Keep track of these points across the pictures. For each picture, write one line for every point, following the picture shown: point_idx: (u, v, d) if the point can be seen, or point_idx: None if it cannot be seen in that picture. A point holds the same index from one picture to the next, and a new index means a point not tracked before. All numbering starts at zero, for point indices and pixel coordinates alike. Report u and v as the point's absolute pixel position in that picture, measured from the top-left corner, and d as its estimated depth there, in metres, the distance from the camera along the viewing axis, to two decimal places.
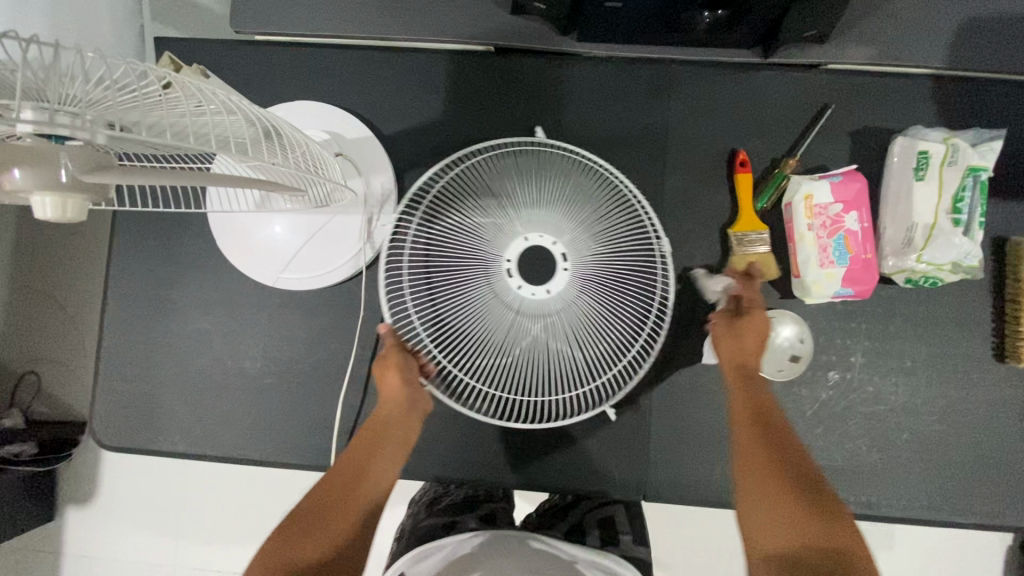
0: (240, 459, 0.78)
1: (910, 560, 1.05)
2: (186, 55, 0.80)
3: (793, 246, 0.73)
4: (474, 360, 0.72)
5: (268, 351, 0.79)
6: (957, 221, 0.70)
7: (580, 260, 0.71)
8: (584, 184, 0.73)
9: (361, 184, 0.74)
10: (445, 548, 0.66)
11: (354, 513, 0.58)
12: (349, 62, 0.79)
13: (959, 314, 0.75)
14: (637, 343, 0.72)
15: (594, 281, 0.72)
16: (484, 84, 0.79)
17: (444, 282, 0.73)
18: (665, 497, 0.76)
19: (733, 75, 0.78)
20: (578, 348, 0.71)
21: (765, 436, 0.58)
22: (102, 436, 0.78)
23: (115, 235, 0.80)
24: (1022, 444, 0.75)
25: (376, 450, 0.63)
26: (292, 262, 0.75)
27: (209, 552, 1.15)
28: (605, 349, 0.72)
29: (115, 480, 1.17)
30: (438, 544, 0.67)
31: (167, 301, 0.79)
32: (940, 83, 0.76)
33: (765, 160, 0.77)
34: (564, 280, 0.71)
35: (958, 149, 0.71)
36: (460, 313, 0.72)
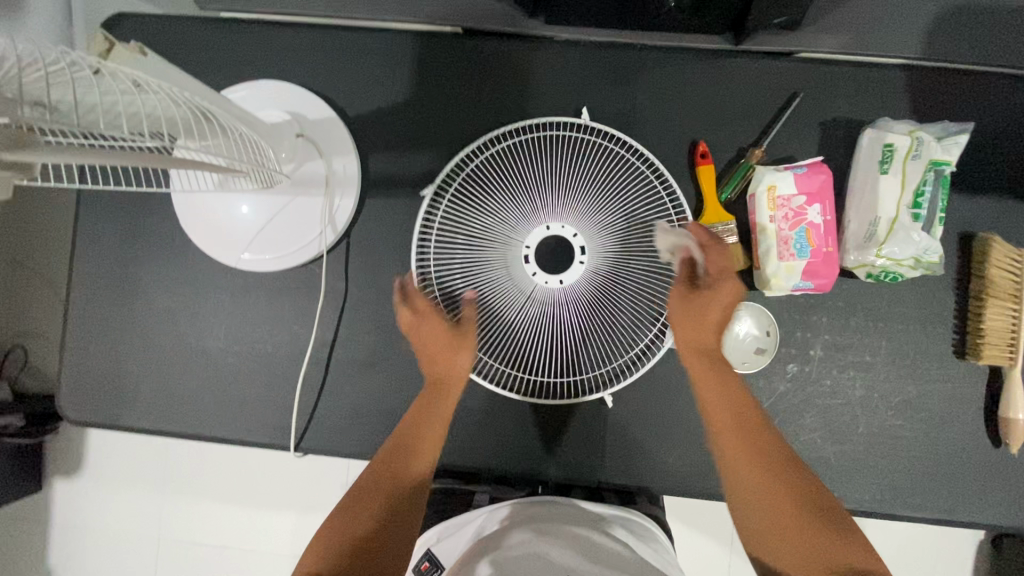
0: (203, 437, 0.79)
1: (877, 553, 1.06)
2: (154, 32, 0.79)
3: (755, 237, 0.73)
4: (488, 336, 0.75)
5: (232, 331, 0.79)
6: (917, 216, 0.69)
7: (604, 249, 0.73)
8: (616, 174, 0.75)
9: (323, 166, 0.74)
10: (475, 522, 0.74)
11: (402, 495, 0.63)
12: (314, 41, 0.78)
13: (920, 309, 0.75)
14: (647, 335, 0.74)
15: (614, 271, 0.73)
16: (450, 67, 0.78)
17: (468, 258, 0.74)
18: (620, 483, 0.77)
19: (702, 61, 0.76)
20: (588, 333, 0.74)
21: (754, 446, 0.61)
22: (71, 411, 0.80)
23: (82, 213, 0.80)
24: (979, 441, 0.75)
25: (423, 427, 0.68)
26: (255, 244, 0.74)
27: (187, 525, 1.17)
28: (614, 337, 0.74)
29: (98, 454, 1.20)
30: (468, 516, 0.76)
31: (134, 280, 0.80)
32: (914, 74, 0.75)
33: (731, 149, 0.76)
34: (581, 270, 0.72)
35: (923, 143, 0.70)
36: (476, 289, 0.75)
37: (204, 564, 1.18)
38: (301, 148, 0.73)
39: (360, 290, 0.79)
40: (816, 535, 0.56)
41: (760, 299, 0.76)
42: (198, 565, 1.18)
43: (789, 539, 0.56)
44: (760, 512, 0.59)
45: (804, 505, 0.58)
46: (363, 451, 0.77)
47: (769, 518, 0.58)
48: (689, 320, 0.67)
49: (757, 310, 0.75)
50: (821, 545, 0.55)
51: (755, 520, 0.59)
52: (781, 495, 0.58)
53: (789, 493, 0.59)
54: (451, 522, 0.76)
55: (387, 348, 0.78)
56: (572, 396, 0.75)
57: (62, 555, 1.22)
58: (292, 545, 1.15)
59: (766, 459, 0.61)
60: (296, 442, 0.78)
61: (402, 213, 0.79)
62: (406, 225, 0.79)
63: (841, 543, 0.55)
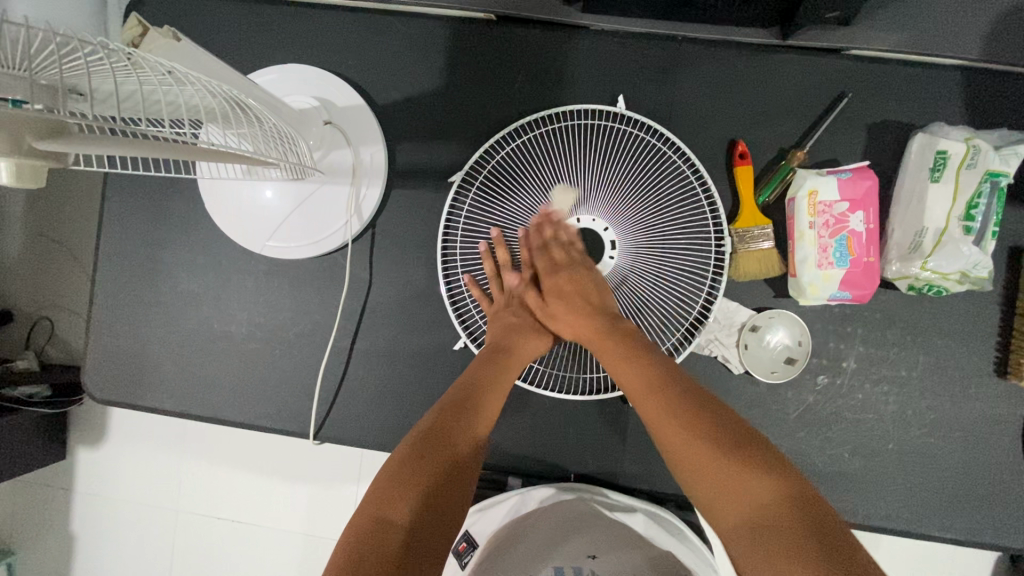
0: (223, 420, 0.80)
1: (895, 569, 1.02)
2: (183, 11, 0.78)
3: (792, 245, 0.70)
4: None
5: (254, 317, 0.79)
6: (969, 229, 0.66)
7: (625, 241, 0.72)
8: (654, 168, 0.72)
9: (351, 155, 0.73)
10: (505, 505, 0.74)
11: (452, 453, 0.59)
12: (346, 25, 0.77)
13: (962, 323, 0.72)
14: (674, 336, 0.72)
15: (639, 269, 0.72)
16: (482, 55, 0.76)
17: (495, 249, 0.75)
18: (639, 487, 0.76)
19: (746, 56, 0.73)
20: None
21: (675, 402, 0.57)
22: (96, 390, 0.81)
23: (109, 194, 0.80)
24: (1015, 463, 0.72)
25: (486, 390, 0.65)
26: (279, 230, 0.74)
27: (204, 501, 1.20)
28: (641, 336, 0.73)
29: (120, 428, 1.22)
30: (496, 500, 0.74)
31: (158, 262, 0.80)
32: (973, 77, 0.71)
33: (771, 151, 0.73)
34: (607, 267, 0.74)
35: (979, 151, 0.65)
36: None
37: (221, 540, 1.20)
38: (329, 135, 0.71)
39: (383, 282, 0.78)
40: (733, 472, 0.51)
41: (793, 307, 0.74)
42: (214, 539, 1.20)
43: (700, 475, 0.53)
44: (670, 449, 0.56)
45: (724, 441, 0.54)
46: (382, 442, 0.77)
47: (686, 465, 0.54)
48: (555, 304, 0.71)
49: (792, 322, 0.73)
50: (747, 486, 0.50)
51: (675, 456, 0.55)
52: (685, 425, 0.56)
53: (694, 429, 0.55)
54: (480, 504, 0.74)
55: (408, 342, 0.77)
56: (592, 393, 0.74)
57: (84, 522, 1.25)
58: (306, 526, 1.17)
59: (660, 399, 0.58)
60: (314, 432, 0.78)
61: (429, 203, 0.77)
62: (431, 217, 0.77)
63: (761, 478, 0.51)
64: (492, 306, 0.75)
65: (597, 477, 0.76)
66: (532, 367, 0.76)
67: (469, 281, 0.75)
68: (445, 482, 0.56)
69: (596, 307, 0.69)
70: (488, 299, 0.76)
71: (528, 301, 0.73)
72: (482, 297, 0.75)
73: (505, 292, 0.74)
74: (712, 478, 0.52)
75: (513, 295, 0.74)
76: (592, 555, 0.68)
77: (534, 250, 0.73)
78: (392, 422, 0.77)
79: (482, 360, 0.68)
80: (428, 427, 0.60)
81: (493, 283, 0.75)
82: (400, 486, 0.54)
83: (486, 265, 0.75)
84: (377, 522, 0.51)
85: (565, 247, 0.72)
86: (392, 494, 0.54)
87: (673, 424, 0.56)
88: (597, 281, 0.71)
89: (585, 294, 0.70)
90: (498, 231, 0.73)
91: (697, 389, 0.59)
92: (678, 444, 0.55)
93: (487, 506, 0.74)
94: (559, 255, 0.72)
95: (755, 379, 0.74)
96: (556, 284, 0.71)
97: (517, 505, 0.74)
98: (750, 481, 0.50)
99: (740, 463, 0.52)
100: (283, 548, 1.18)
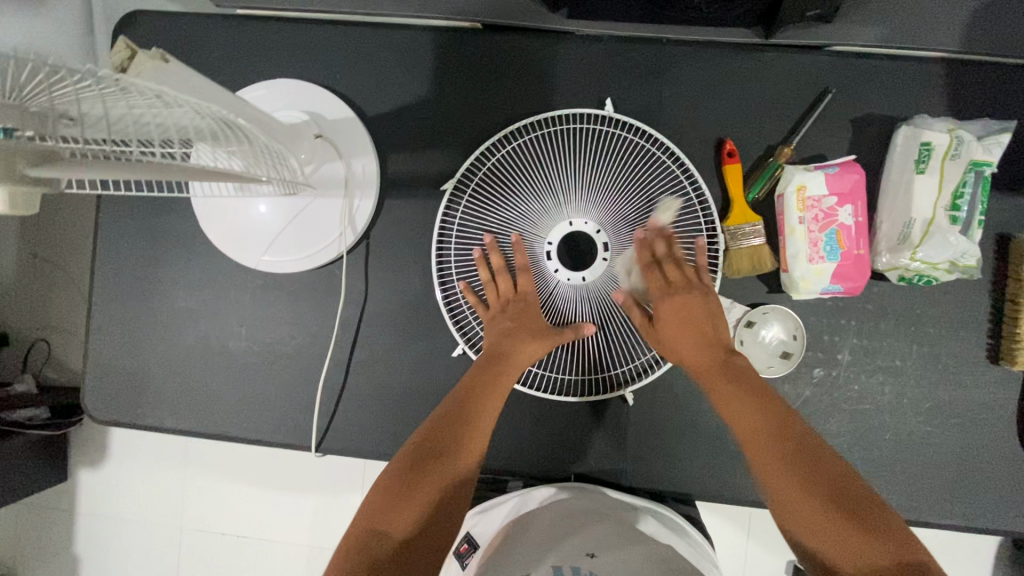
0: (225, 436, 0.80)
1: None
2: (172, 30, 0.79)
3: (783, 240, 0.71)
4: None
5: (252, 332, 0.79)
6: (955, 218, 0.67)
7: (616, 242, 0.72)
8: (643, 168, 0.73)
9: (342, 167, 0.73)
10: (507, 505, 0.74)
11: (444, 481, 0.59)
12: (333, 39, 0.77)
13: (953, 311, 0.73)
14: None
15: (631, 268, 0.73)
16: (470, 63, 0.76)
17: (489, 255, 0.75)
18: (641, 486, 0.76)
19: (730, 55, 0.74)
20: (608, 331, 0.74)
21: (788, 460, 0.55)
22: (96, 410, 0.81)
23: (103, 214, 0.80)
24: (1011, 448, 0.73)
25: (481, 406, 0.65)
26: (273, 244, 0.74)
27: (208, 517, 1.20)
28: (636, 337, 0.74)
29: (121, 448, 1.22)
30: (499, 500, 0.75)
31: (154, 281, 0.80)
32: (954, 68, 0.72)
33: (759, 148, 0.74)
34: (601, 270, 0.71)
35: (963, 142, 0.67)
36: None
37: (227, 555, 1.20)
38: (319, 148, 0.72)
39: (379, 292, 0.78)
40: (844, 529, 0.51)
41: (786, 302, 0.74)
42: (220, 555, 1.20)
43: (809, 527, 0.52)
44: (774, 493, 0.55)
45: (840, 500, 0.52)
46: (384, 451, 0.78)
47: (791, 516, 0.54)
48: (668, 334, 0.67)
49: (785, 316, 0.73)
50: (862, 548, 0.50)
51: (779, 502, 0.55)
52: (797, 477, 0.54)
53: (815, 487, 0.53)
54: (483, 506, 0.75)
55: (407, 350, 0.78)
56: (591, 394, 0.75)
57: (88, 544, 1.24)
58: (311, 538, 1.17)
59: (768, 447, 0.57)
60: (316, 444, 0.78)
61: (422, 212, 0.78)
62: (425, 225, 0.78)
63: (877, 541, 0.50)
64: (488, 311, 0.73)
65: (599, 478, 0.77)
66: (531, 371, 0.76)
67: (464, 287, 0.74)
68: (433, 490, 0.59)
69: (715, 341, 0.65)
70: (483, 305, 0.75)
71: (523, 306, 0.72)
72: (477, 303, 0.74)
73: (501, 296, 0.73)
74: (823, 532, 0.52)
75: (508, 301, 0.73)
76: (591, 553, 0.60)
77: (646, 269, 0.70)
78: (394, 432, 0.77)
79: (478, 367, 0.68)
80: (423, 436, 0.62)
81: (488, 288, 0.73)
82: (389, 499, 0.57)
83: (481, 271, 0.74)
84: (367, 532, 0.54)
85: (677, 265, 0.69)
86: (384, 503, 0.56)
87: (784, 472, 0.55)
88: (713, 307, 0.67)
89: (705, 325, 0.66)
90: (490, 236, 0.73)
91: (812, 441, 0.57)
92: (789, 499, 0.54)
93: (489, 507, 0.74)
94: (675, 275, 0.69)
95: None
96: (666, 314, 0.67)
97: (518, 506, 0.73)
98: (861, 542, 0.50)
99: (856, 526, 0.51)
100: (289, 561, 1.18)
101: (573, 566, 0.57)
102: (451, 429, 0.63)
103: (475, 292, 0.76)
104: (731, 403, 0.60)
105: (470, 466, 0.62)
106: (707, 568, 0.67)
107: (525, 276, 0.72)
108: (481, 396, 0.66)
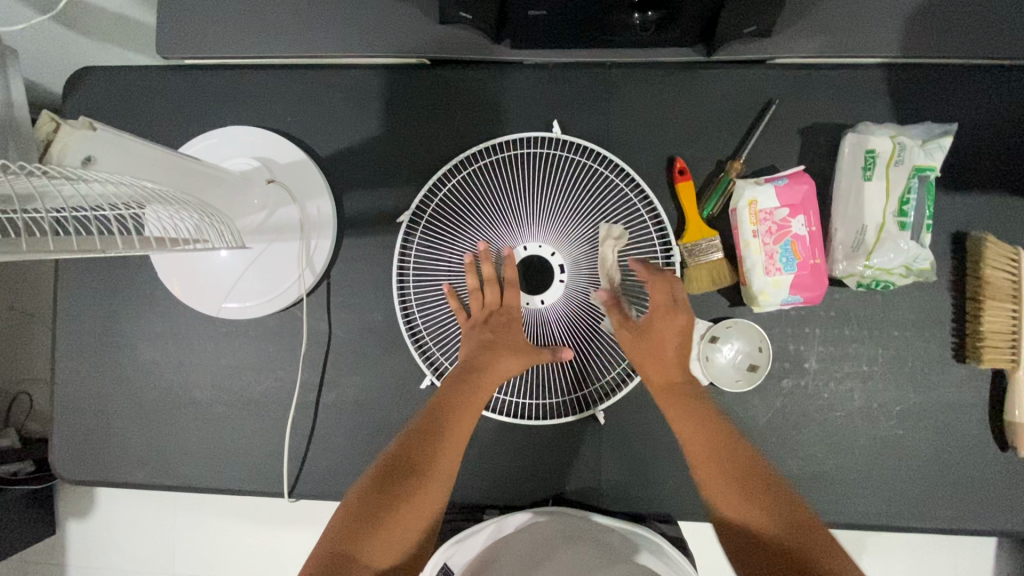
0: (196, 486, 0.79)
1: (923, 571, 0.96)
2: (123, 83, 0.79)
3: (739, 254, 0.71)
4: None
5: (218, 379, 0.79)
6: (904, 224, 0.67)
7: (573, 264, 0.72)
8: (596, 189, 0.73)
9: (297, 210, 0.73)
10: (486, 529, 0.72)
11: (417, 505, 0.58)
12: (283, 82, 0.78)
13: (916, 313, 0.73)
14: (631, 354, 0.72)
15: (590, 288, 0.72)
16: (419, 98, 0.77)
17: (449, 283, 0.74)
18: (619, 509, 0.76)
19: (675, 74, 0.74)
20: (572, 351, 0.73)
21: (725, 451, 0.61)
22: (65, 469, 0.80)
23: (63, 270, 0.80)
24: (986, 446, 0.72)
25: (454, 415, 0.64)
26: (234, 291, 0.74)
27: (197, 563, 1.18)
28: (600, 356, 0.73)
29: (105, 498, 1.20)
30: (478, 525, 0.73)
31: (118, 334, 0.80)
32: (895, 73, 0.73)
33: (710, 163, 0.74)
34: (558, 292, 0.72)
35: (905, 148, 0.67)
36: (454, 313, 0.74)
37: None
38: (272, 195, 0.72)
39: (344, 331, 0.78)
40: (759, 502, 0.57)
41: (749, 315, 0.74)
42: None
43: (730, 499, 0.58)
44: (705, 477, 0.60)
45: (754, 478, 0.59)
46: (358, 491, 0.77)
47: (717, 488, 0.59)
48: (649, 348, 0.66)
49: (748, 328, 0.73)
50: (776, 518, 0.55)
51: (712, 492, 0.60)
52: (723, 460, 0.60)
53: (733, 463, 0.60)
54: (460, 532, 0.72)
55: (375, 388, 0.77)
56: (560, 417, 0.74)
57: None
58: None
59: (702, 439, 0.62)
60: (289, 488, 0.77)
61: (382, 248, 0.78)
62: (385, 261, 0.78)
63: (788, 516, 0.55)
64: (469, 320, 0.71)
65: (576, 504, 0.76)
66: (499, 398, 0.75)
67: (449, 291, 0.72)
68: (407, 513, 0.57)
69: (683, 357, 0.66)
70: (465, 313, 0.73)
71: (506, 320, 0.70)
72: (459, 310, 0.72)
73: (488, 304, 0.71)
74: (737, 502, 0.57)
75: (492, 312, 0.71)
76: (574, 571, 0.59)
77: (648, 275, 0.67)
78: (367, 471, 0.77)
79: (454, 377, 0.67)
80: (399, 453, 0.61)
81: (473, 296, 0.71)
82: (366, 511, 0.56)
83: (468, 277, 0.72)
84: (336, 556, 0.52)
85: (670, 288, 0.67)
86: (353, 524, 0.55)
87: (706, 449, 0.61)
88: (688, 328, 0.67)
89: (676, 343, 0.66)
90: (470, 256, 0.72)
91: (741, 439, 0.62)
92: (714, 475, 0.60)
93: (466, 534, 0.72)
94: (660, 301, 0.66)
95: (720, 389, 0.74)
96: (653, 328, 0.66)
97: (494, 533, 0.72)
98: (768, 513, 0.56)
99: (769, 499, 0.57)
100: None
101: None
102: (428, 446, 0.61)
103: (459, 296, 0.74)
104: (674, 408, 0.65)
105: (443, 479, 0.60)
106: None
107: (514, 291, 0.70)
108: (458, 409, 0.64)
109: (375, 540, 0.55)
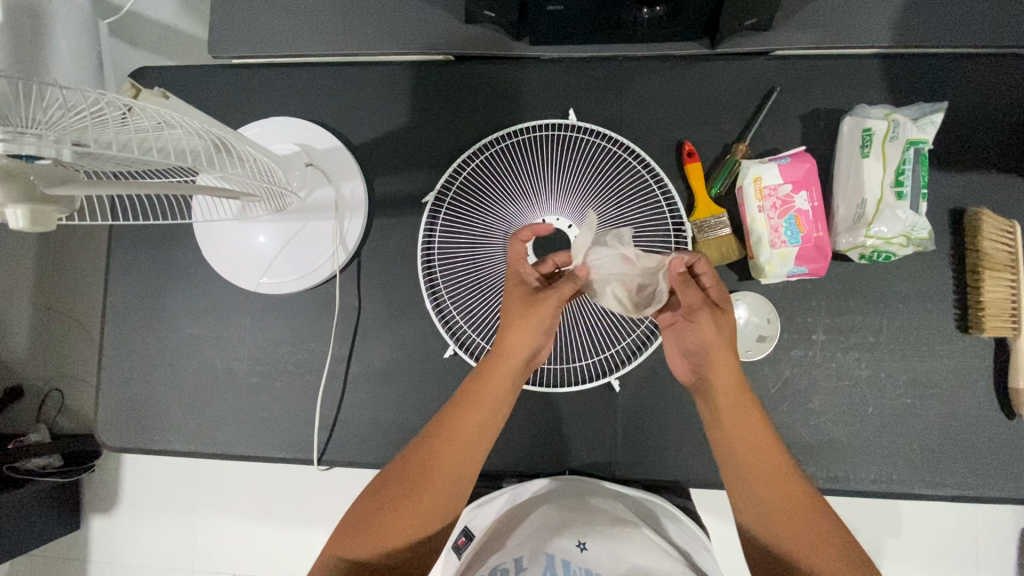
0: (231, 454, 0.83)
1: (918, 544, 1.03)
2: (176, 81, 0.87)
3: (746, 228, 0.75)
4: (495, 327, 0.78)
5: (254, 352, 0.84)
6: (901, 194, 0.72)
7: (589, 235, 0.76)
8: (610, 168, 0.78)
9: (332, 191, 0.79)
10: (504, 495, 0.77)
11: (426, 499, 0.63)
12: (320, 78, 0.85)
13: (918, 285, 0.76)
14: (644, 321, 0.76)
15: None
16: (445, 90, 0.83)
17: (472, 256, 0.79)
18: (635, 477, 0.78)
19: (682, 66, 0.80)
20: (588, 319, 0.77)
21: (767, 466, 0.62)
22: (108, 438, 0.84)
23: (113, 252, 0.86)
24: (993, 414, 0.74)
25: (471, 410, 0.66)
26: (271, 267, 0.79)
27: (219, 552, 1.20)
28: (614, 324, 0.77)
29: (131, 487, 1.23)
30: (497, 490, 0.79)
31: (162, 311, 0.85)
32: (889, 62, 0.78)
33: (717, 146, 0.79)
34: None
35: (899, 124, 0.73)
36: (477, 284, 0.79)
37: None
38: (310, 176, 0.78)
39: (372, 305, 0.82)
40: (801, 512, 0.60)
41: (757, 287, 0.78)
42: None
43: (779, 512, 0.60)
44: (751, 494, 0.62)
45: (793, 490, 0.61)
46: (384, 458, 0.80)
47: (764, 501, 0.61)
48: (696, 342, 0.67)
49: (754, 299, 0.77)
50: (812, 524, 0.59)
51: (742, 500, 0.62)
52: (770, 477, 0.62)
53: (777, 476, 0.62)
54: (481, 498, 0.78)
55: (401, 360, 0.82)
56: (577, 383, 0.77)
57: None
58: None
59: (757, 454, 0.63)
60: (318, 455, 0.81)
61: (409, 228, 0.83)
62: (412, 240, 0.83)
63: (820, 519, 0.59)
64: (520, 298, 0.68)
65: (593, 471, 0.79)
66: None
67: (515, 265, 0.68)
68: (426, 513, 0.62)
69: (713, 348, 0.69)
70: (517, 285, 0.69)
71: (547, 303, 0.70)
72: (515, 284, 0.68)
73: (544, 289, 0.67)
74: (783, 511, 0.60)
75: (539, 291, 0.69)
76: (580, 541, 0.60)
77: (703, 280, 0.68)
78: (392, 438, 0.80)
79: (477, 372, 0.67)
80: (421, 456, 0.64)
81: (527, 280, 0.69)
82: (376, 504, 0.62)
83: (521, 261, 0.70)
84: (352, 546, 0.60)
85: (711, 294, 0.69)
86: (369, 510, 0.62)
87: (759, 467, 0.62)
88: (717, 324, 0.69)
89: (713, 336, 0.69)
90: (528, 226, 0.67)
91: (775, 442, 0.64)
92: (763, 491, 0.61)
93: (485, 500, 0.78)
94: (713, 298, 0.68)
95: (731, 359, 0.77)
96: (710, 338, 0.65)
97: (511, 498, 0.77)
98: (807, 519, 0.59)
99: (802, 506, 0.60)
100: None
101: (564, 560, 0.57)
102: (450, 450, 0.64)
103: (483, 268, 0.78)
104: (731, 427, 0.64)
105: (455, 470, 0.64)
106: (700, 554, 0.70)
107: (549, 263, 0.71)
108: (482, 411, 0.66)
109: (385, 533, 0.61)
